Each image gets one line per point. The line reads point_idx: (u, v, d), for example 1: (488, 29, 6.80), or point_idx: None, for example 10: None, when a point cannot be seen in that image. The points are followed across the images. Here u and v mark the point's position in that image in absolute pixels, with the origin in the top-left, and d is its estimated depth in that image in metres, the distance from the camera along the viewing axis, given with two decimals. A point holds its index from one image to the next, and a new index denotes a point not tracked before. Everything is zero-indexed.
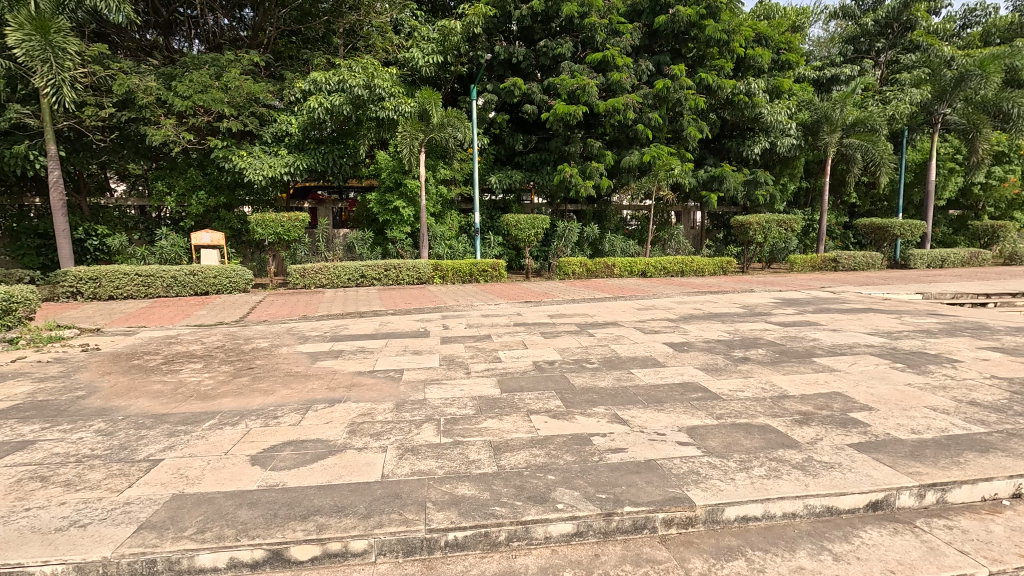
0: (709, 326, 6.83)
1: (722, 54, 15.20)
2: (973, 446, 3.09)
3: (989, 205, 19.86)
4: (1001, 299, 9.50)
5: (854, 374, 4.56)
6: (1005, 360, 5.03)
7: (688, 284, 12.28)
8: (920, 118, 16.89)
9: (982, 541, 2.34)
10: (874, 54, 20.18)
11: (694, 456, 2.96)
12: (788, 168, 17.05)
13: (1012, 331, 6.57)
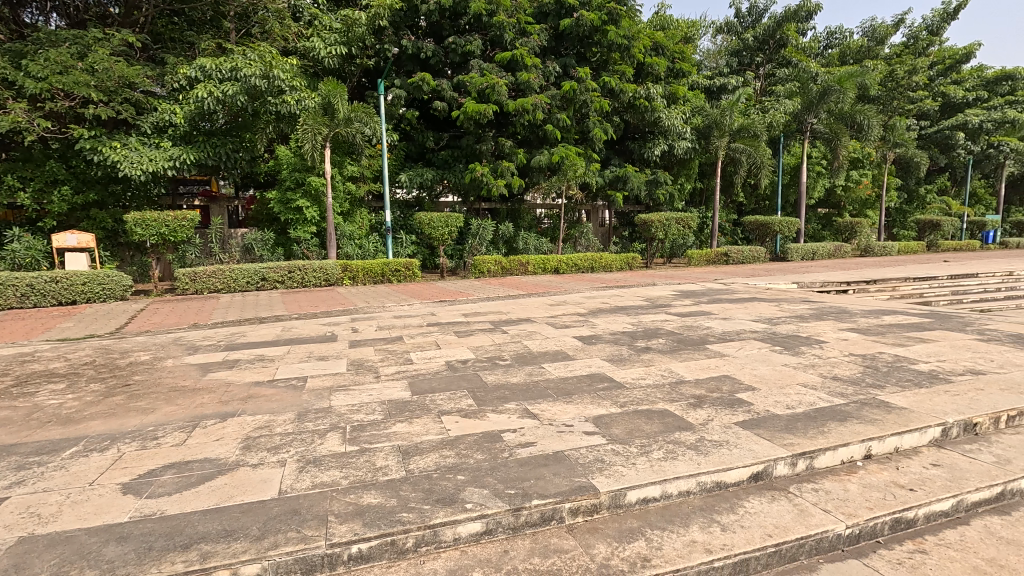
0: (616, 318, 7.17)
1: (623, 59, 15.98)
2: (835, 416, 3.51)
3: (848, 205, 22.78)
4: (858, 286, 10.90)
5: (740, 358, 5.00)
6: (860, 339, 5.78)
7: (597, 279, 12.80)
8: (793, 126, 18.91)
9: (841, 499, 2.66)
10: (755, 67, 22.30)
11: (600, 444, 3.08)
12: (685, 169, 18.34)
13: (865, 313, 7.58)
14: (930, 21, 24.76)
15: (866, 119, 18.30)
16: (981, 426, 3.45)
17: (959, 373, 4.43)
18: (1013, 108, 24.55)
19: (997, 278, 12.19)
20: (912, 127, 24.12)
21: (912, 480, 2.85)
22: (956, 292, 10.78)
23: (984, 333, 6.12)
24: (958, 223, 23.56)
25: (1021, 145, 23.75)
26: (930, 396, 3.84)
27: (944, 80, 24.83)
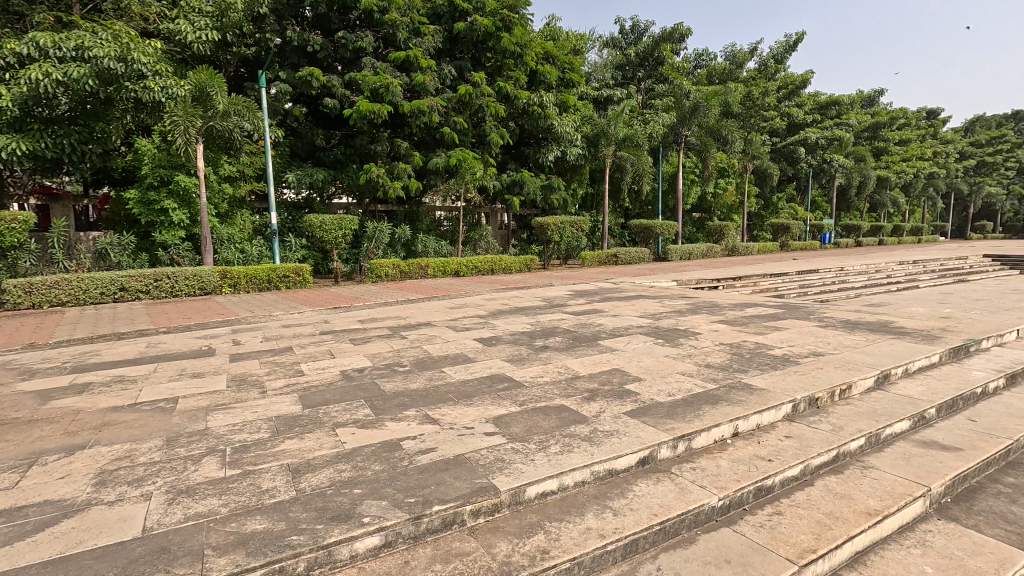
0: (515, 319, 7.33)
1: (517, 65, 16.41)
2: (708, 399, 3.90)
3: (717, 210, 25.55)
4: (727, 282, 12.21)
5: (628, 352, 5.37)
6: (728, 329, 6.48)
7: (497, 281, 12.99)
8: (670, 138, 20.70)
9: (714, 474, 2.97)
10: (637, 81, 24.11)
11: (500, 444, 3.12)
12: (577, 174, 19.28)
13: (732, 307, 8.52)
14: (777, 51, 28.60)
15: (729, 133, 20.67)
16: (821, 399, 4.04)
17: (804, 355, 5.15)
18: (840, 129, 29.16)
19: (832, 272, 14.35)
20: (766, 142, 27.64)
21: (770, 451, 3.26)
22: (802, 285, 12.51)
23: (822, 320, 7.17)
24: (803, 226, 27.43)
25: (847, 161, 28.26)
26: (783, 377, 4.42)
27: (789, 102, 28.76)
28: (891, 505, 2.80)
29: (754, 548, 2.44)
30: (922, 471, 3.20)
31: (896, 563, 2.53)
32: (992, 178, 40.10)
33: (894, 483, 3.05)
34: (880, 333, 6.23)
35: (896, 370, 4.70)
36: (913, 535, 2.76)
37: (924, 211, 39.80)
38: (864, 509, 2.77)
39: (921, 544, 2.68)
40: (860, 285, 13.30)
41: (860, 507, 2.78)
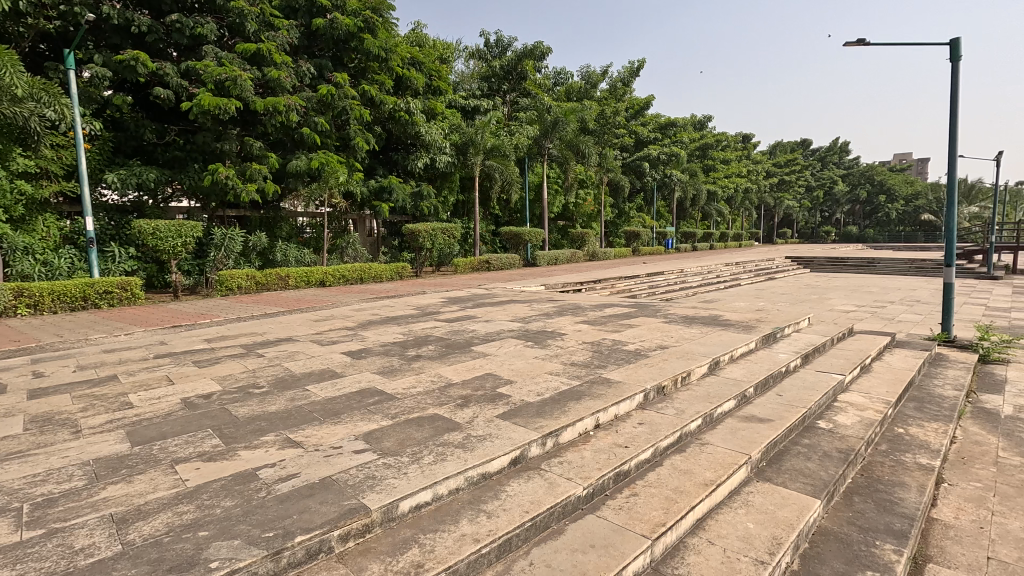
0: (387, 329, 7.12)
1: (382, 69, 16.03)
2: (574, 396, 4.17)
3: (579, 218, 27.61)
4: (589, 285, 13.16)
5: (500, 356, 5.52)
6: (590, 329, 7.00)
7: (368, 291, 12.48)
8: (535, 150, 21.79)
9: (579, 466, 3.18)
10: (503, 93, 25.06)
11: (371, 460, 3.00)
12: (447, 182, 19.37)
13: (593, 308, 9.22)
14: (623, 75, 31.88)
15: (587, 148, 22.54)
16: (667, 388, 4.56)
17: (653, 349, 5.76)
18: (676, 147, 33.34)
19: (675, 273, 16.26)
20: (618, 157, 30.53)
21: (627, 438, 3.59)
22: (651, 286, 13.99)
23: (667, 316, 8.10)
24: (651, 233, 30.76)
25: (683, 175, 32.40)
26: (636, 369, 4.90)
27: (636, 121, 32.10)
28: (722, 474, 3.25)
29: (615, 529, 2.67)
30: (744, 441, 3.78)
31: (727, 523, 2.94)
32: (789, 194, 48.91)
33: (724, 454, 3.55)
34: (711, 325, 7.22)
35: (723, 356, 5.48)
36: (740, 497, 3.25)
37: (743, 220, 47.11)
38: (702, 480, 3.18)
39: (745, 503, 3.16)
40: (697, 284, 15.28)
41: (699, 479, 3.20)
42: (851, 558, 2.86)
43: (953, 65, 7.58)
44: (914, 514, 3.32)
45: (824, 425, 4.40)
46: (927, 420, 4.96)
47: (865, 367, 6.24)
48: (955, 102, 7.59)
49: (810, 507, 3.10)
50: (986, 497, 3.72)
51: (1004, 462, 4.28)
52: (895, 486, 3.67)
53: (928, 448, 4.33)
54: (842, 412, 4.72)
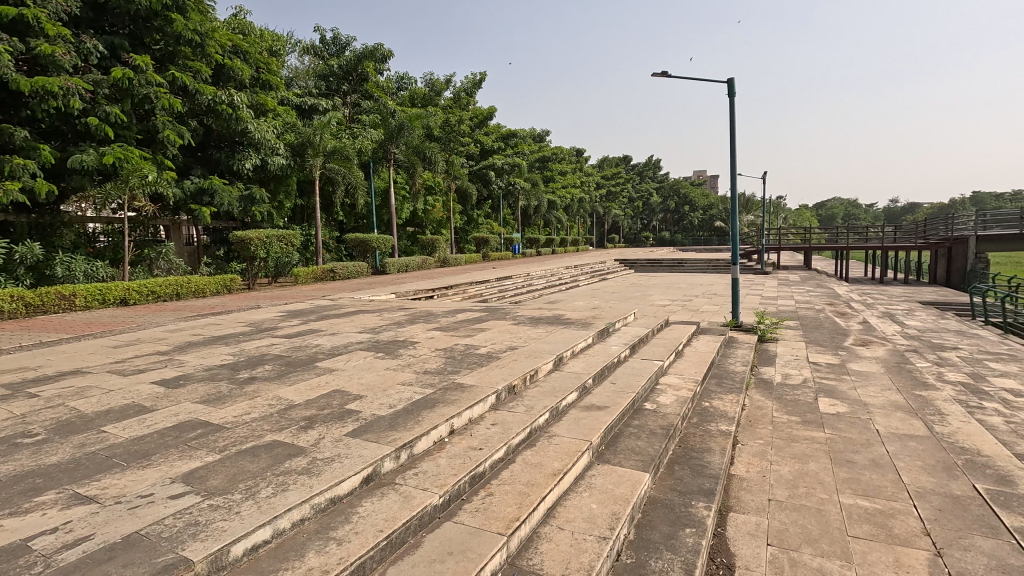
0: (212, 351, 6.25)
1: (196, 56, 14.10)
2: (427, 404, 4.12)
3: (428, 225, 27.74)
4: (441, 291, 13.17)
5: (348, 370, 5.21)
6: (442, 335, 7.01)
7: (186, 307, 10.83)
8: (379, 154, 21.15)
9: (434, 475, 3.15)
10: (342, 94, 23.92)
11: (193, 503, 2.60)
12: (282, 185, 17.82)
13: (445, 314, 9.25)
14: (466, 87, 32.88)
15: (433, 155, 22.98)
16: (517, 387, 4.76)
17: (503, 351, 5.98)
18: (518, 158, 35.33)
19: (522, 277, 17.13)
20: (465, 165, 31.27)
21: (481, 440, 3.66)
22: (500, 289, 14.53)
23: (516, 318, 8.47)
24: (499, 239, 32.08)
25: (525, 184, 34.43)
26: (488, 371, 5.03)
27: (480, 131, 33.24)
28: (567, 462, 3.50)
29: (472, 532, 2.69)
30: (586, 429, 4.12)
31: (574, 507, 3.17)
32: (616, 204, 55.08)
33: (569, 443, 3.83)
34: (555, 324, 7.74)
35: (566, 353, 5.93)
36: (584, 481, 3.53)
37: (579, 226, 51.68)
38: (551, 471, 3.39)
39: (589, 486, 3.44)
40: (541, 286, 16.30)
41: (548, 470, 3.39)
42: (673, 519, 3.30)
43: (730, 101, 9.32)
44: (719, 473, 3.95)
45: (650, 406, 5.02)
46: (724, 392, 5.96)
47: (679, 353, 7.27)
48: (733, 131, 9.35)
49: (640, 481, 3.50)
50: (766, 450, 4.60)
51: (777, 420, 5.35)
52: (704, 452, 4.33)
53: (725, 416, 5.20)
54: (663, 393, 5.42)
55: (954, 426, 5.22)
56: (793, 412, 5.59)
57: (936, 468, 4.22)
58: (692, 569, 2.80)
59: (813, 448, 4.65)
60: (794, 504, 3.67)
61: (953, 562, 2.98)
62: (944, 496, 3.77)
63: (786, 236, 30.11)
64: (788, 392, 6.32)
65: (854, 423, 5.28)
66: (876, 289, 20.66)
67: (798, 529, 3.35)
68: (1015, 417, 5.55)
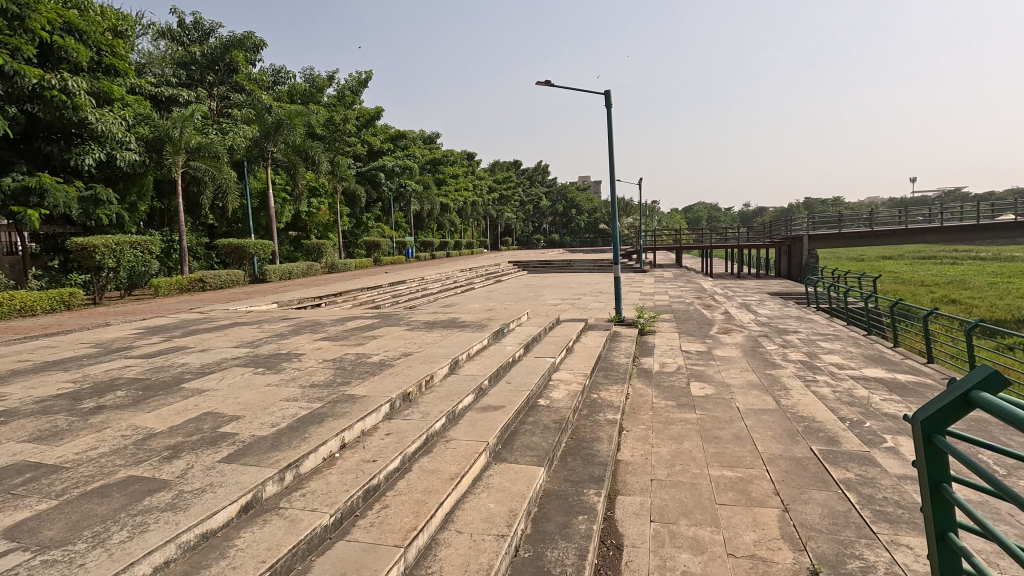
0: (45, 379, 5.29)
1: (14, 30, 11.87)
2: (314, 420, 3.87)
3: (313, 229, 26.20)
4: (329, 298, 12.47)
5: (221, 390, 4.71)
6: (331, 345, 6.63)
7: (9, 329, 9.07)
8: (254, 152, 19.50)
9: (324, 493, 2.97)
10: (207, 85, 21.66)
11: (21, 562, 2.18)
12: (136, 185, 15.71)
13: (334, 322, 8.76)
14: (351, 85, 31.61)
15: (316, 155, 21.44)
16: (412, 393, 4.67)
17: (397, 358, 5.81)
18: (408, 160, 34.72)
19: (416, 281, 16.81)
20: (352, 166, 29.99)
21: (375, 452, 3.53)
22: (393, 295, 14.13)
23: (410, 324, 8.28)
24: (391, 243, 31.20)
25: (417, 187, 33.91)
26: (381, 380, 4.86)
27: (367, 131, 32.12)
28: (465, 465, 3.51)
29: (366, 549, 2.58)
30: (483, 430, 4.15)
31: (472, 509, 3.18)
32: (507, 207, 56.37)
33: (466, 446, 3.83)
34: (450, 328, 7.71)
35: (462, 356, 5.93)
36: (482, 481, 3.55)
37: (473, 229, 52.05)
38: (448, 475, 3.36)
39: (487, 486, 3.48)
40: (436, 290, 16.14)
41: (446, 475, 3.37)
42: (567, 509, 3.45)
43: (607, 112, 10.03)
44: (607, 460, 4.21)
45: (544, 402, 5.20)
46: (611, 384, 6.37)
47: (570, 349, 7.63)
48: (610, 140, 10.08)
49: (535, 475, 3.61)
50: (648, 434, 5.00)
51: (657, 406, 5.83)
52: (594, 442, 4.59)
53: (612, 406, 5.55)
54: (556, 388, 5.65)
55: (796, 397, 6.10)
56: (669, 397, 6.14)
57: (783, 436, 4.89)
58: (586, 554, 2.95)
59: (687, 428, 5.14)
60: (672, 480, 4.03)
61: (797, 515, 3.48)
62: (789, 459, 4.38)
63: (660, 236, 33.00)
64: (665, 379, 6.92)
65: (719, 402, 5.94)
66: (734, 283, 23.45)
67: (675, 503, 3.69)
68: (839, 387, 6.62)
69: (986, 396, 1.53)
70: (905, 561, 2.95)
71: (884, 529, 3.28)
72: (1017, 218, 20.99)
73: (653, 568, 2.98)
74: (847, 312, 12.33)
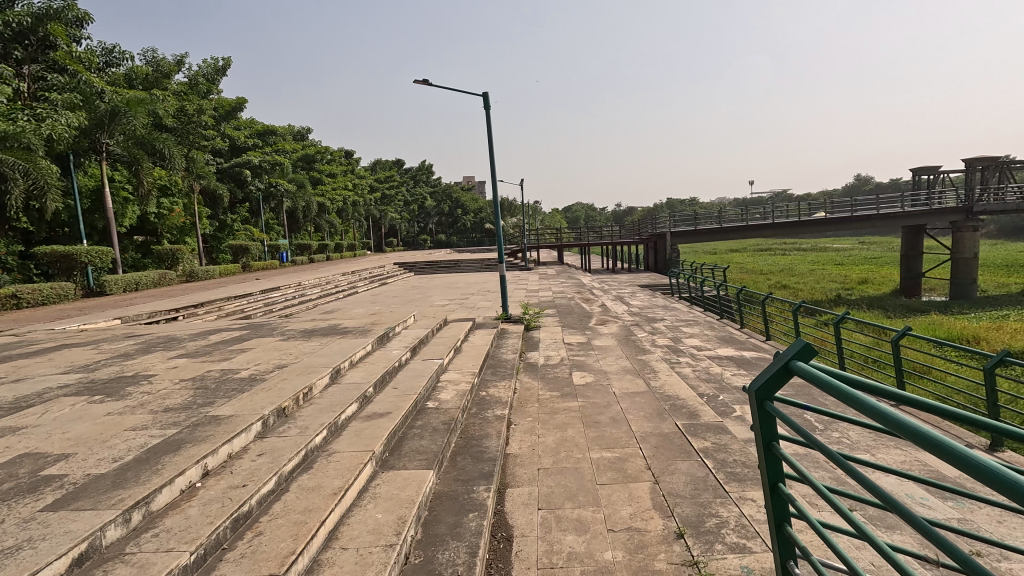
0: None
1: None
2: (169, 448, 3.43)
3: (165, 232, 23.19)
4: (187, 310, 11.10)
5: (44, 425, 3.97)
6: (191, 363, 5.91)
7: None
8: (83, 144, 16.70)
9: (182, 530, 2.64)
10: (12, 62, 17.96)
11: None
12: None
13: (194, 337, 7.82)
14: (206, 71, 28.47)
15: (166, 149, 19.27)
16: (288, 408, 4.34)
17: (269, 371, 5.36)
18: (278, 157, 32.18)
19: (292, 287, 15.64)
20: (210, 162, 27.03)
21: (244, 476, 3.22)
22: (266, 303, 13.01)
23: (285, 333, 7.68)
24: (261, 246, 28.69)
25: (289, 186, 31.53)
26: (252, 397, 4.45)
27: (228, 124, 29.16)
28: (348, 478, 3.34)
29: None
30: (368, 439, 3.99)
31: (359, 522, 3.05)
32: (391, 207, 54.79)
33: (350, 457, 3.66)
34: (330, 335, 7.30)
35: (344, 364, 5.65)
36: (368, 493, 3.41)
37: (354, 231, 49.77)
38: (330, 491, 3.18)
39: (373, 497, 3.35)
40: (316, 296, 15.16)
41: (327, 491, 3.18)
42: (457, 508, 3.45)
43: (486, 113, 10.23)
44: (495, 455, 4.29)
45: (432, 405, 5.13)
46: (498, 380, 6.50)
47: (458, 349, 7.64)
48: (490, 140, 10.29)
49: (424, 479, 3.56)
50: (535, 426, 5.19)
51: (542, 398, 6.08)
52: (483, 438, 4.64)
53: (501, 401, 5.67)
54: (444, 389, 5.62)
55: (663, 379, 6.73)
56: (553, 388, 6.43)
57: (653, 415, 5.38)
58: (476, 551, 2.98)
59: (570, 416, 5.42)
60: (557, 467, 4.23)
61: (666, 485, 3.85)
62: (658, 435, 4.83)
63: (543, 235, 34.36)
64: (550, 371, 7.23)
65: (598, 389, 6.36)
66: (610, 277, 25.21)
67: (560, 488, 3.88)
68: (698, 366, 7.45)
69: (803, 365, 1.82)
70: (751, 513, 3.41)
71: (734, 488, 3.77)
72: (826, 215, 25.23)
73: (541, 554, 3.10)
74: (703, 299, 13.87)
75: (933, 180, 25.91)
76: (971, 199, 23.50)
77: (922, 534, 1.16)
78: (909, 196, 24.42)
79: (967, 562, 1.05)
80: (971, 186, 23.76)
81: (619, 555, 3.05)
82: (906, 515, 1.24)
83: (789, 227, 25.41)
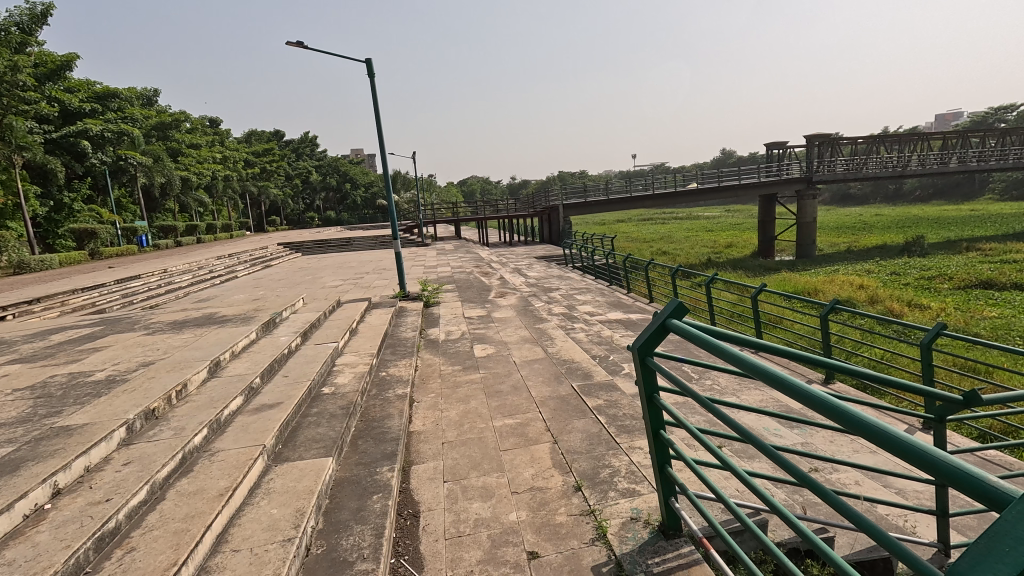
0: None
1: None
2: (5, 469, 2.93)
3: None
4: (17, 308, 9.30)
5: None
6: (27, 369, 5.02)
7: None
8: None
9: (31, 558, 2.30)
10: None
11: None
12: None
13: (28, 339, 6.61)
14: (20, 19, 23.70)
15: None
16: (159, 409, 3.88)
17: (131, 370, 4.75)
18: (127, 125, 27.82)
19: (155, 274, 13.78)
20: (35, 130, 22.66)
21: (107, 490, 2.84)
22: (124, 294, 11.39)
23: (149, 327, 6.82)
24: (112, 229, 24.81)
25: (144, 159, 27.38)
26: (109, 401, 3.90)
27: (53, 85, 24.55)
28: (236, 477, 3.10)
29: None
30: (256, 433, 3.71)
31: (250, 521, 2.85)
32: (271, 182, 50.21)
33: (238, 454, 3.39)
34: (204, 326, 6.60)
35: (224, 355, 5.17)
36: (260, 489, 3.20)
37: (227, 209, 44.92)
38: (216, 493, 2.93)
39: (266, 492, 3.14)
40: (186, 283, 13.56)
41: (212, 494, 2.92)
42: (360, 492, 3.36)
43: (370, 81, 9.64)
44: (398, 434, 4.23)
45: (327, 391, 4.89)
46: (399, 359, 6.36)
47: (353, 330, 7.32)
48: (375, 109, 9.77)
49: (323, 468, 3.41)
50: (438, 401, 5.20)
51: (443, 372, 6.11)
52: (384, 419, 4.54)
53: (401, 380, 5.58)
54: (340, 373, 5.38)
55: (559, 345, 7.05)
56: (454, 362, 6.45)
57: (551, 378, 5.67)
58: (381, 532, 2.93)
59: (473, 388, 5.51)
60: (460, 439, 4.28)
61: (565, 444, 4.07)
62: (556, 397, 5.09)
63: (438, 210, 33.73)
64: (451, 346, 7.22)
65: (498, 359, 6.53)
66: (508, 250, 25.62)
67: (465, 458, 3.95)
68: (590, 331, 7.87)
69: (677, 322, 1.99)
70: (638, 459, 3.74)
71: (624, 439, 4.10)
72: (698, 185, 27.62)
73: (448, 525, 3.15)
74: (594, 267, 14.60)
75: (782, 154, 29.33)
76: (811, 169, 27.04)
77: (780, 466, 1.36)
78: (763, 168, 27.49)
79: (832, 497, 1.19)
80: (811, 159, 27.30)
81: (523, 514, 3.19)
82: (786, 465, 1.35)
83: (667, 196, 27.39)
